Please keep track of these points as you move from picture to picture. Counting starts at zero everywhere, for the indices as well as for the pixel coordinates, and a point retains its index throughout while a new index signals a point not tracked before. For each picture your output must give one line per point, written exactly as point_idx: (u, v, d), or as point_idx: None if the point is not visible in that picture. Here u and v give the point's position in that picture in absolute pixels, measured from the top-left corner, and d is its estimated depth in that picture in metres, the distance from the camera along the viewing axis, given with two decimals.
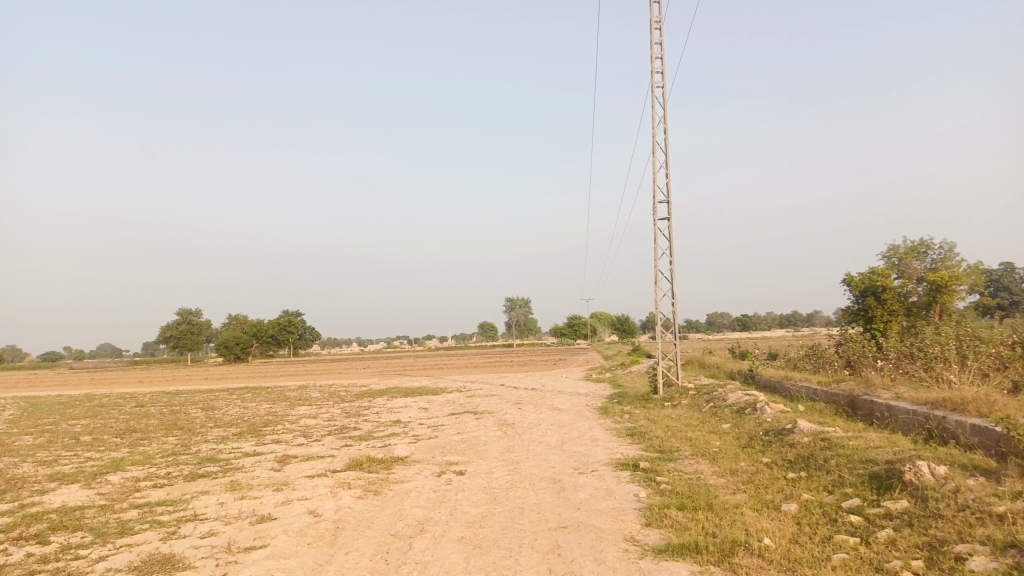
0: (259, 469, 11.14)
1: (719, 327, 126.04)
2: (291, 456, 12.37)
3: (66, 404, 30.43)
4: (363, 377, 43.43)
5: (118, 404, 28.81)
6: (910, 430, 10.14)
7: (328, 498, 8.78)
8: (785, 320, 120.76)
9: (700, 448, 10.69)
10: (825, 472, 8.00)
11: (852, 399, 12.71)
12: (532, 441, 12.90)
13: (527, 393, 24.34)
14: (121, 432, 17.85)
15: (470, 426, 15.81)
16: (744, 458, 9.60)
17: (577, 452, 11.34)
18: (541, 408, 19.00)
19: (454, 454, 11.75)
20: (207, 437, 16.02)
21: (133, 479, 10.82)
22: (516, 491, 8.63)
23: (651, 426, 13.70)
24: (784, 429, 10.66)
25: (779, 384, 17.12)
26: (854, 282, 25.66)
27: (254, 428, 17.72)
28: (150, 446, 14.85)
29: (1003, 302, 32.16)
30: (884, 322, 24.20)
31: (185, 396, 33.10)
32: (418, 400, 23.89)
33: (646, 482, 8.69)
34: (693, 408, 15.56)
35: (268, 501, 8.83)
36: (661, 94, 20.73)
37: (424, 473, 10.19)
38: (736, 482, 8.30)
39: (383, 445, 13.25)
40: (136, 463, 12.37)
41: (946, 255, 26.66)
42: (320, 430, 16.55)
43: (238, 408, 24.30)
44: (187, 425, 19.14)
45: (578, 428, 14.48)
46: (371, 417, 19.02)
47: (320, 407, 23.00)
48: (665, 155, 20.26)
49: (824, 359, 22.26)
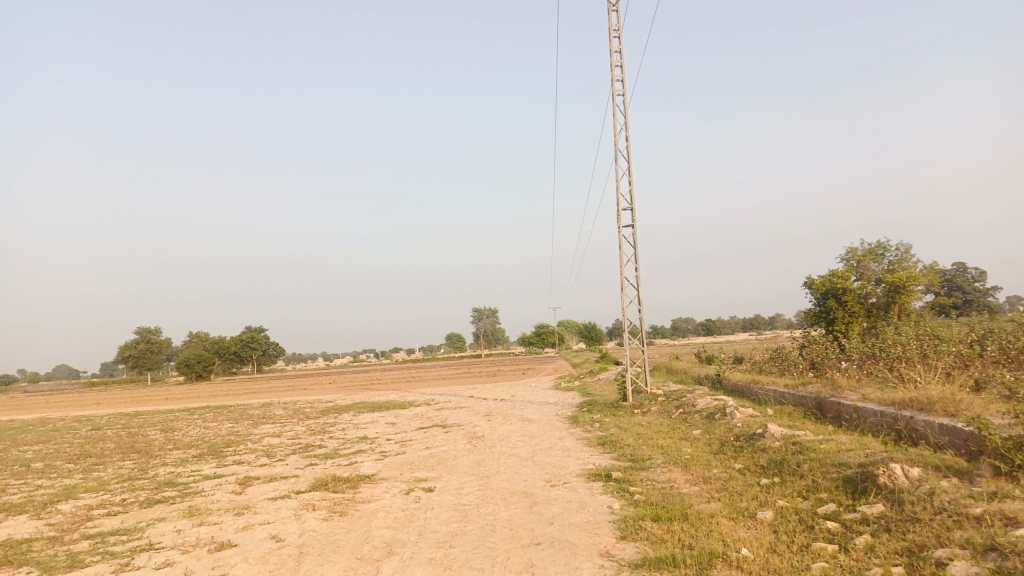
0: (220, 492, 10.72)
1: (684, 333, 127.33)
2: (254, 478, 11.96)
3: (18, 429, 29.33)
4: (329, 392, 42.78)
5: (73, 428, 27.80)
6: (878, 432, 10.16)
7: (291, 522, 8.45)
8: (748, 324, 122.48)
9: (672, 455, 10.57)
10: (799, 477, 7.92)
11: (820, 401, 12.76)
12: (502, 453, 12.69)
13: (497, 404, 24.08)
14: (75, 458, 17.17)
15: (438, 440, 15.53)
16: (717, 464, 9.50)
17: (549, 464, 11.15)
18: (511, 419, 18.78)
19: (423, 470, 11.47)
20: (166, 460, 15.47)
21: (85, 507, 10.32)
22: (487, 508, 8.39)
23: (622, 434, 13.58)
24: (754, 434, 10.60)
25: (746, 388, 17.15)
26: (815, 285, 25.99)
27: (216, 449, 17.17)
28: (105, 471, 14.27)
29: (958, 301, 32.93)
30: (846, 323, 24.53)
31: (144, 417, 32.17)
32: (385, 415, 23.47)
33: (619, 493, 8.52)
34: (663, 414, 15.49)
35: (228, 527, 8.46)
36: (622, 102, 20.69)
37: (392, 492, 9.89)
38: (711, 490, 8.18)
39: (349, 463, 12.91)
40: (90, 490, 11.84)
41: (903, 256, 27.17)
42: (284, 448, 16.11)
43: (199, 429, 23.64)
44: (145, 447, 18.50)
45: (549, 439, 14.30)
46: (337, 434, 18.62)
47: (284, 425, 22.48)
48: (628, 162, 20.21)
49: (789, 361, 22.44)
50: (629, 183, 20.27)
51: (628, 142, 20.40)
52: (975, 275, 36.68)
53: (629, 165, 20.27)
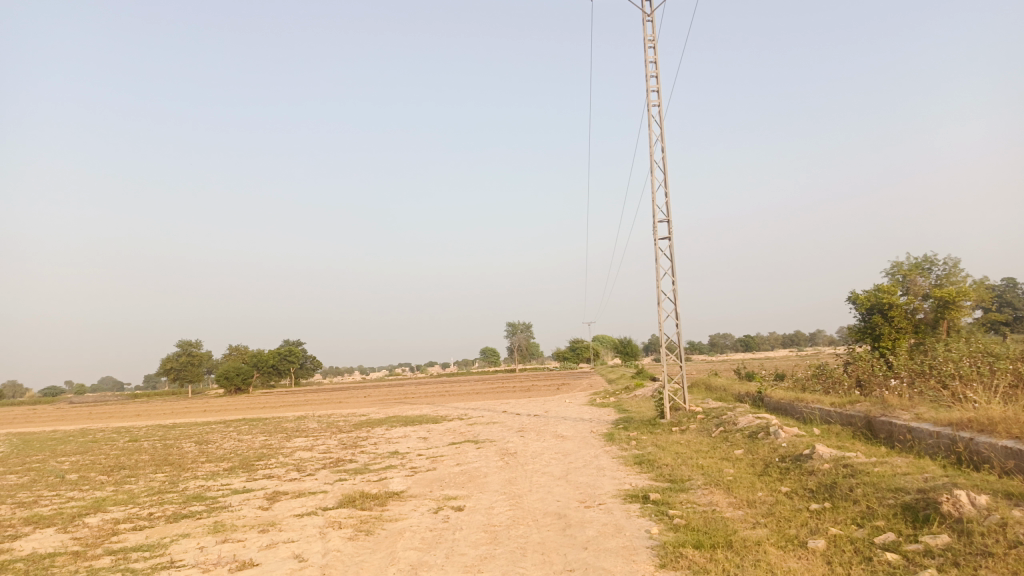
0: (247, 508, 10.51)
1: (723, 348, 125.41)
2: (282, 493, 11.74)
3: (59, 440, 29.75)
4: (364, 406, 42.74)
5: (111, 439, 28.06)
6: (935, 454, 9.55)
7: (316, 540, 8.18)
8: (788, 340, 120.01)
9: (713, 477, 10.07)
10: (853, 502, 7.40)
11: (869, 420, 12.14)
12: (535, 471, 12.28)
13: (531, 420, 23.68)
14: (110, 469, 17.22)
15: (470, 456, 15.21)
16: (762, 487, 8.98)
17: (583, 483, 10.73)
18: (544, 435, 18.35)
19: (453, 488, 11.13)
20: (197, 473, 15.38)
21: (113, 521, 10.20)
22: (518, 529, 8.01)
23: (660, 453, 13.09)
24: (801, 455, 10.04)
25: (790, 406, 16.50)
26: (859, 299, 25.15)
27: (247, 462, 17.07)
28: (136, 484, 14.21)
29: (1009, 317, 31.58)
30: (892, 339, 23.65)
31: (181, 429, 32.46)
32: (418, 429, 23.22)
33: (658, 516, 8.07)
34: (702, 433, 14.95)
35: (252, 544, 8.23)
36: (657, 112, 20.24)
37: (420, 510, 9.58)
38: (756, 515, 7.71)
39: (379, 479, 12.64)
40: (119, 503, 11.75)
41: (951, 270, 26.13)
42: (315, 463, 15.92)
43: (233, 441, 23.66)
44: (178, 460, 18.51)
45: (583, 457, 13.86)
46: (369, 449, 18.38)
47: (316, 439, 22.34)
48: (664, 173, 19.73)
49: (833, 378, 21.65)
50: (666, 196, 19.77)
51: (665, 153, 19.92)
52: None
53: (666, 177, 19.78)
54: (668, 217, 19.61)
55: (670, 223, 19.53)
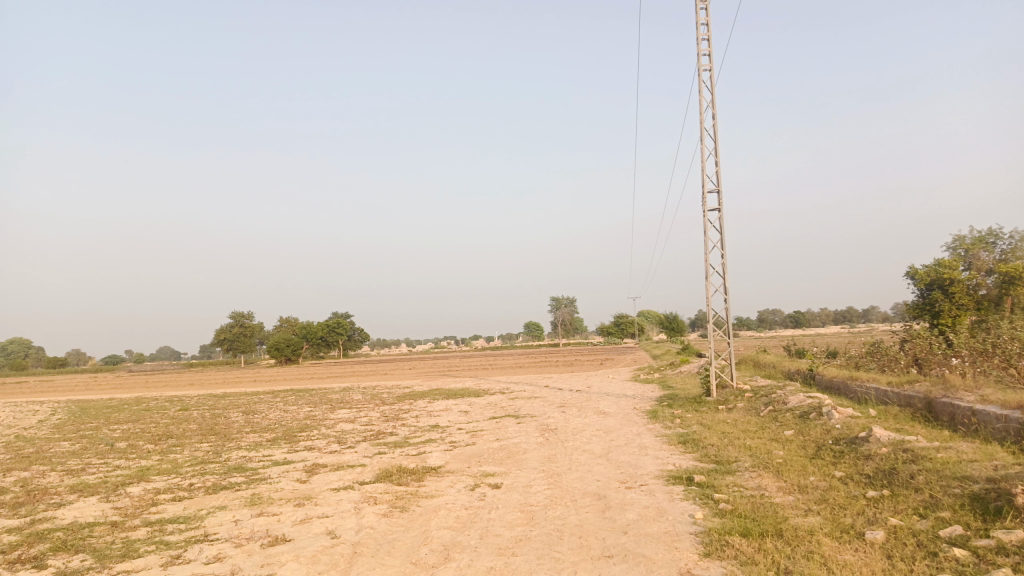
0: (284, 481, 10.46)
1: (772, 324, 123.07)
2: (321, 466, 11.69)
3: (114, 408, 30.61)
4: (408, 379, 42.98)
5: (163, 408, 28.74)
6: (1002, 439, 8.94)
7: (350, 516, 8.04)
8: (840, 317, 116.92)
9: (761, 459, 9.62)
10: (916, 490, 6.91)
11: (930, 402, 11.48)
12: (575, 449, 11.98)
13: (573, 395, 23.37)
14: (158, 438, 17.54)
15: (510, 431, 14.96)
16: (814, 472, 8.51)
17: (625, 463, 10.38)
18: (586, 411, 18.02)
19: (491, 465, 10.90)
20: (240, 443, 15.50)
21: (154, 491, 10.25)
22: (555, 510, 7.73)
23: (705, 433, 12.65)
24: (857, 437, 9.51)
25: (843, 386, 15.82)
26: (917, 275, 24.06)
27: (290, 433, 17.17)
28: (181, 454, 14.38)
29: None
30: (952, 316, 22.61)
31: (231, 399, 33.10)
32: (459, 403, 23.15)
33: (703, 500, 7.69)
34: (750, 412, 14.42)
35: (286, 518, 8.13)
36: (708, 79, 19.37)
37: (457, 487, 9.38)
38: (808, 501, 7.29)
39: (417, 454, 12.49)
40: (162, 473, 11.87)
41: (1017, 245, 24.76)
42: (355, 436, 15.90)
43: (279, 412, 23.92)
44: (224, 430, 18.77)
45: (625, 434, 13.50)
46: (410, 422, 18.31)
47: (359, 411, 22.42)
48: (715, 141, 18.94)
49: (889, 357, 20.78)
50: (715, 165, 19.01)
51: (715, 120, 19.13)
52: None
53: (716, 145, 19.01)
54: (718, 189, 18.87)
55: (720, 194, 18.80)
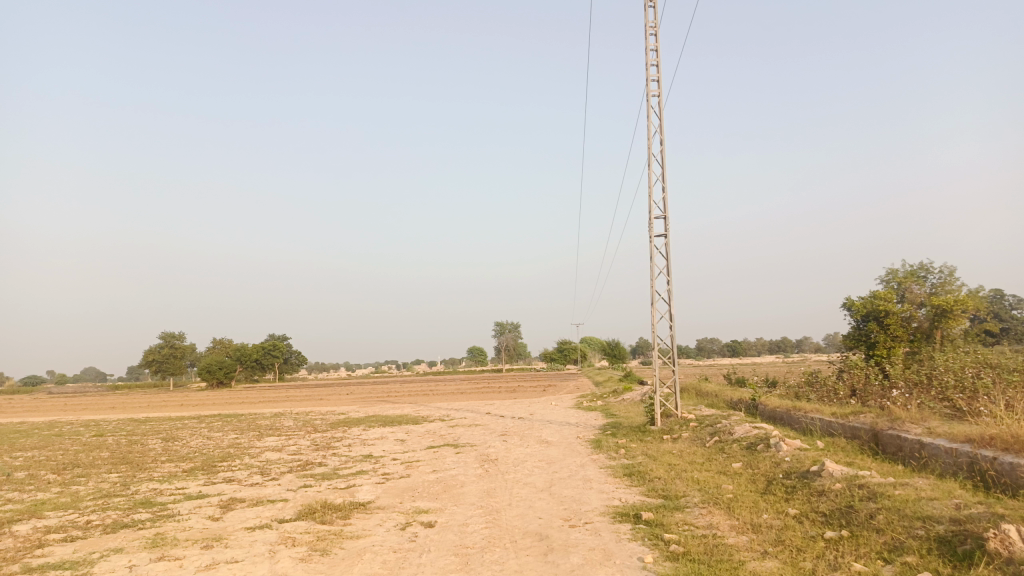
0: (194, 518, 9.45)
1: (710, 352, 125.25)
2: (238, 501, 10.69)
3: (22, 432, 28.41)
4: (344, 404, 41.52)
5: (77, 433, 26.81)
6: (953, 473, 8.69)
7: (264, 561, 7.18)
8: (775, 347, 119.78)
9: (711, 494, 9.14)
10: (877, 531, 6.49)
11: (876, 434, 11.28)
12: (515, 482, 11.29)
13: (513, 423, 22.67)
14: (63, 467, 16.09)
15: (448, 462, 14.17)
16: (767, 509, 8.06)
17: (568, 498, 9.76)
18: (528, 440, 17.35)
19: (425, 500, 10.13)
20: (153, 474, 14.25)
21: (43, 530, 9.10)
22: (492, 554, 7.04)
23: (652, 464, 12.15)
24: (809, 471, 9.13)
25: (787, 416, 15.60)
26: (854, 306, 24.41)
27: (210, 463, 15.95)
28: (85, 485, 13.08)
29: (1001, 316, 30.52)
30: (887, 347, 22.91)
31: (153, 423, 31.25)
32: (395, 431, 22.20)
33: (652, 541, 7.12)
34: (696, 443, 14.03)
35: (190, 563, 7.21)
36: (656, 104, 19.13)
37: (386, 525, 8.59)
38: (764, 542, 6.82)
39: (346, 487, 11.61)
40: (58, 508, 10.67)
41: (947, 279, 25.32)
42: (281, 466, 14.86)
43: (202, 439, 22.46)
44: (138, 458, 17.39)
45: (569, 466, 12.89)
46: (341, 451, 17.30)
47: (288, 438, 21.21)
48: (662, 166, 18.65)
49: (828, 387, 20.82)
50: (662, 189, 18.70)
51: (663, 145, 18.94)
52: (1015, 301, 34.54)
53: (664, 171, 18.71)
54: (665, 215, 18.57)
55: (667, 219, 18.50)
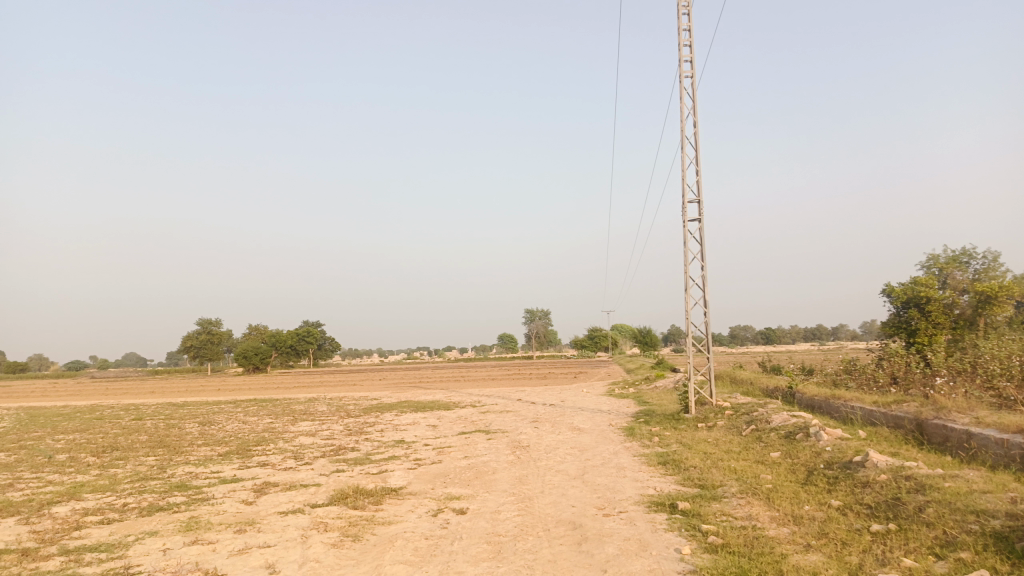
0: (228, 502, 9.49)
1: (743, 339, 123.83)
2: (272, 485, 10.72)
3: (65, 416, 29.09)
4: (377, 390, 41.81)
5: (117, 417, 27.40)
6: (1004, 465, 8.35)
7: (295, 546, 7.14)
8: (810, 334, 117.97)
9: (749, 484, 8.90)
10: (927, 524, 6.23)
11: (921, 423, 10.91)
12: (548, 469, 11.15)
13: (546, 410, 22.53)
14: (102, 450, 16.37)
15: (479, 448, 14.10)
16: (808, 500, 7.81)
17: (601, 486, 9.59)
18: (560, 427, 17.21)
19: (457, 486, 10.04)
20: (189, 458, 14.41)
21: (81, 512, 9.20)
22: (526, 542, 6.93)
23: (686, 453, 11.92)
24: (851, 462, 8.84)
25: (826, 405, 15.23)
26: (894, 292, 23.77)
27: (244, 447, 16.09)
28: (123, 468, 13.27)
29: None
30: (929, 335, 22.27)
31: (191, 408, 31.80)
32: (427, 417, 22.22)
33: (689, 532, 6.93)
34: (732, 431, 13.75)
35: (223, 548, 7.21)
36: (690, 86, 18.67)
37: (417, 512, 8.52)
38: (806, 534, 6.60)
39: (378, 472, 11.59)
40: (96, 491, 10.81)
41: (991, 265, 24.49)
42: (314, 450, 14.93)
43: (237, 423, 22.73)
44: (175, 442, 17.65)
45: (601, 453, 12.72)
46: (373, 437, 17.34)
47: (322, 423, 21.37)
48: (696, 150, 18.22)
49: (868, 375, 20.31)
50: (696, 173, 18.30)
51: (696, 128, 18.51)
52: None
53: (698, 155, 18.28)
54: (698, 199, 18.18)
55: (701, 203, 18.10)
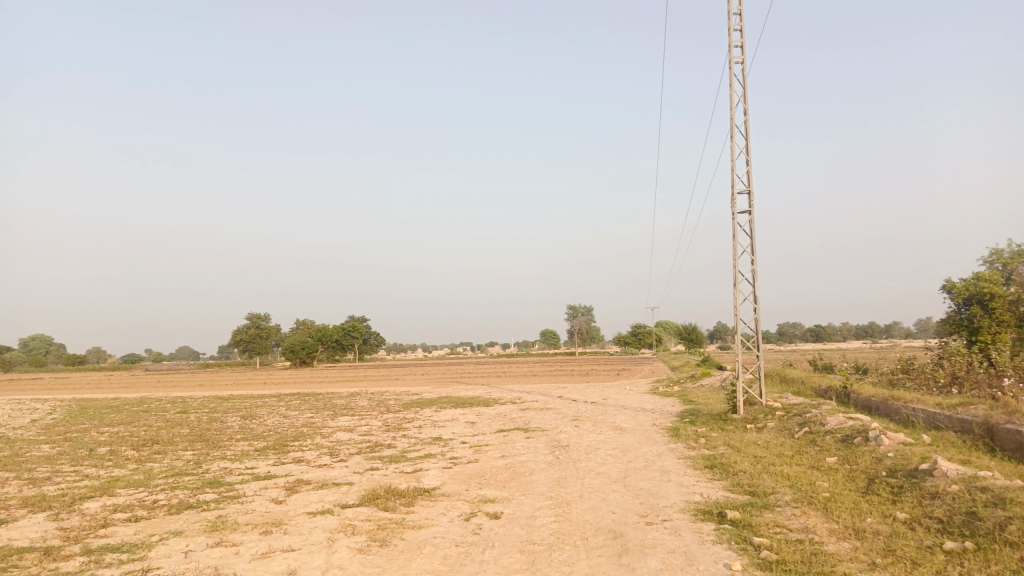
0: (258, 501, 9.24)
1: (792, 337, 120.97)
2: (304, 483, 10.46)
3: (114, 408, 29.56)
4: (420, 385, 41.71)
5: (163, 410, 27.71)
6: None
7: (321, 551, 6.82)
8: (862, 332, 114.51)
9: (804, 492, 8.27)
10: (1010, 544, 5.58)
11: (991, 428, 10.13)
12: (588, 472, 10.65)
13: (587, 408, 22.00)
14: (143, 443, 16.45)
15: (517, 447, 13.67)
16: (870, 511, 7.18)
17: (644, 491, 9.07)
18: (601, 426, 16.68)
19: (492, 488, 9.63)
20: (226, 452, 14.32)
21: (111, 509, 9.08)
22: (561, 552, 6.47)
23: (734, 456, 11.30)
24: (918, 470, 8.14)
25: (885, 406, 14.39)
26: (955, 289, 22.57)
27: (281, 442, 15.97)
28: (159, 463, 13.21)
29: None
30: (992, 334, 21.04)
31: (236, 401, 32.06)
32: (466, 413, 21.92)
33: (740, 546, 6.38)
34: (783, 434, 13.06)
35: (246, 551, 6.92)
36: (741, 72, 17.87)
37: (450, 515, 8.13)
38: (870, 551, 6.00)
39: (413, 472, 11.24)
40: (130, 486, 10.71)
41: None
42: (350, 447, 14.71)
43: (278, 418, 22.71)
44: (215, 436, 17.64)
45: (644, 455, 12.15)
46: (411, 433, 17.07)
47: (361, 419, 21.20)
48: (746, 139, 17.45)
49: (927, 375, 19.27)
50: (746, 163, 17.53)
51: (747, 116, 17.69)
52: None
53: (749, 144, 17.48)
54: (749, 189, 17.40)
55: (751, 195, 17.32)
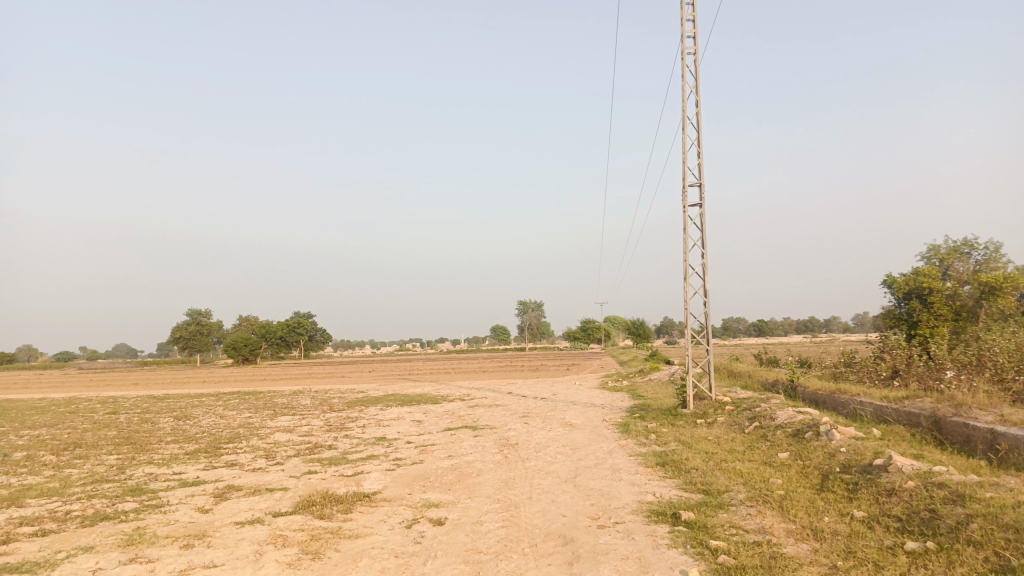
0: (183, 510, 8.55)
1: (736, 332, 123.25)
2: (235, 489, 9.79)
3: (41, 409, 27.99)
4: (367, 382, 40.86)
5: (92, 410, 26.32)
6: None
7: (246, 566, 6.23)
8: (803, 326, 117.38)
9: (758, 489, 8.01)
10: (973, 543, 5.39)
11: (938, 420, 10.12)
12: (537, 471, 10.24)
13: (537, 404, 21.62)
14: (65, 448, 15.40)
15: (465, 446, 13.18)
16: (827, 510, 6.96)
17: (595, 491, 8.70)
18: (550, 423, 16.29)
19: (437, 492, 9.13)
20: (153, 456, 13.44)
21: (16, 522, 8.27)
22: (508, 562, 6.03)
23: (685, 452, 11.05)
24: (872, 466, 7.98)
25: (833, 400, 14.37)
26: (895, 283, 22.94)
27: (215, 445, 15.12)
28: (79, 469, 12.28)
29: None
30: (930, 327, 21.42)
31: (172, 401, 30.70)
32: (413, 411, 21.30)
33: (697, 550, 6.06)
34: (733, 429, 12.89)
35: (162, 567, 6.29)
36: (692, 63, 17.60)
37: (390, 522, 7.61)
38: (831, 553, 5.73)
39: (353, 474, 10.66)
40: (42, 495, 9.86)
41: (992, 256, 23.34)
42: (289, 448, 13.99)
43: (215, 418, 21.69)
44: (144, 438, 16.66)
45: (594, 453, 11.81)
46: (354, 432, 16.41)
47: (302, 418, 20.38)
48: (697, 131, 17.22)
49: (870, 368, 19.50)
50: (697, 155, 17.32)
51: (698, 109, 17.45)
52: None
53: (699, 137, 17.25)
54: (699, 182, 17.19)
55: (701, 188, 17.13)
